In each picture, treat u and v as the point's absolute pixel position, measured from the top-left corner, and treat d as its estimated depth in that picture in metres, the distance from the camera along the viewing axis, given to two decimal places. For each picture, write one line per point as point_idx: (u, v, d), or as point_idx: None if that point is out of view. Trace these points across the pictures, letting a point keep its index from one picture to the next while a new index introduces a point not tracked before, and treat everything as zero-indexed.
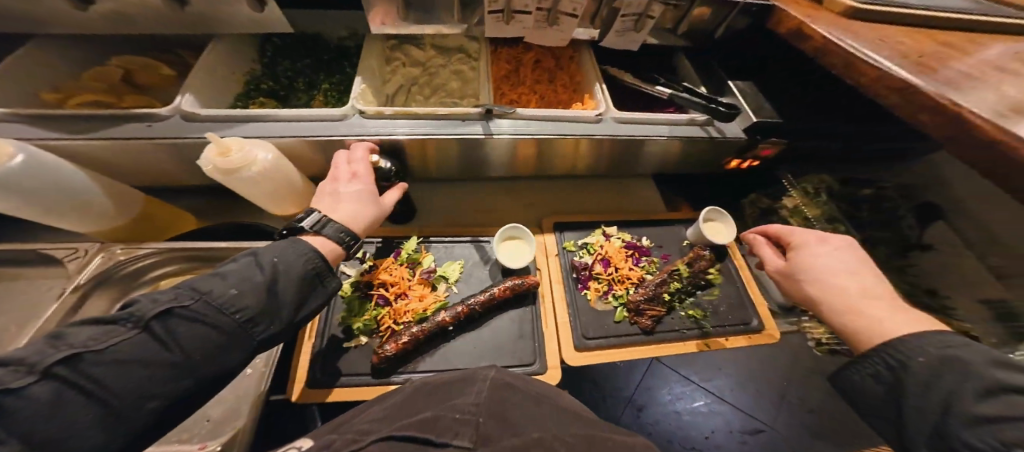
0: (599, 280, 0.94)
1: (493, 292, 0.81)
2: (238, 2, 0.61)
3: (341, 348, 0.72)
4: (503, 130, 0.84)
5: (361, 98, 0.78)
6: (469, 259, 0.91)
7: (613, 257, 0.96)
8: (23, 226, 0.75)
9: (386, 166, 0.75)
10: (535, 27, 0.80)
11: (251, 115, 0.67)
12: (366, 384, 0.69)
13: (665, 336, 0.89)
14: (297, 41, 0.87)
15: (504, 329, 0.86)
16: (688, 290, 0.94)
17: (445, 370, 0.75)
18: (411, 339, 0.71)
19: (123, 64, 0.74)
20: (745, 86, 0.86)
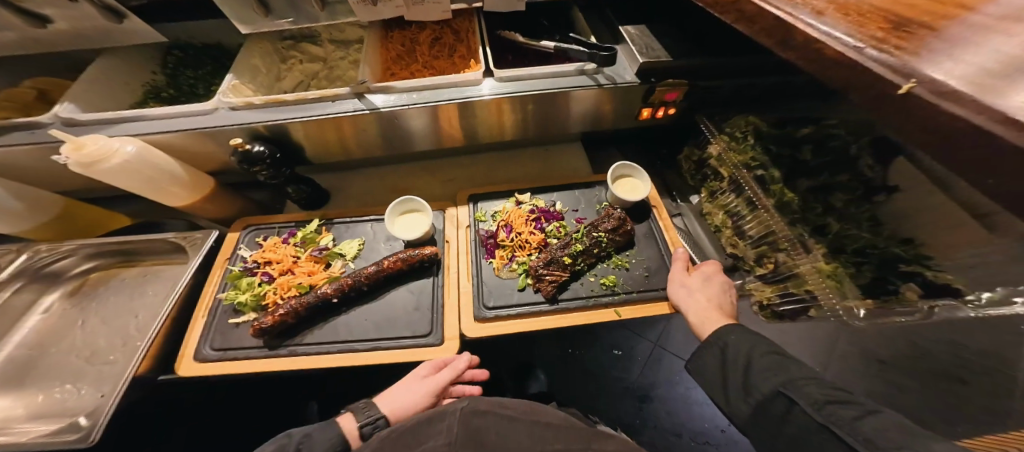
0: (505, 247, 0.90)
1: (382, 263, 0.80)
2: (94, 16, 0.65)
3: (233, 324, 0.78)
4: (380, 106, 0.82)
5: (233, 92, 0.78)
6: (369, 237, 0.90)
7: (515, 222, 0.92)
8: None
9: (259, 149, 0.74)
10: (408, 4, 0.82)
11: (119, 117, 0.71)
12: (251, 355, 0.74)
13: (572, 304, 0.82)
14: (200, 52, 0.90)
15: (397, 302, 0.83)
16: (597, 255, 0.86)
17: (330, 341, 0.76)
18: (289, 311, 0.73)
19: (37, 85, 0.84)
20: (634, 31, 0.89)
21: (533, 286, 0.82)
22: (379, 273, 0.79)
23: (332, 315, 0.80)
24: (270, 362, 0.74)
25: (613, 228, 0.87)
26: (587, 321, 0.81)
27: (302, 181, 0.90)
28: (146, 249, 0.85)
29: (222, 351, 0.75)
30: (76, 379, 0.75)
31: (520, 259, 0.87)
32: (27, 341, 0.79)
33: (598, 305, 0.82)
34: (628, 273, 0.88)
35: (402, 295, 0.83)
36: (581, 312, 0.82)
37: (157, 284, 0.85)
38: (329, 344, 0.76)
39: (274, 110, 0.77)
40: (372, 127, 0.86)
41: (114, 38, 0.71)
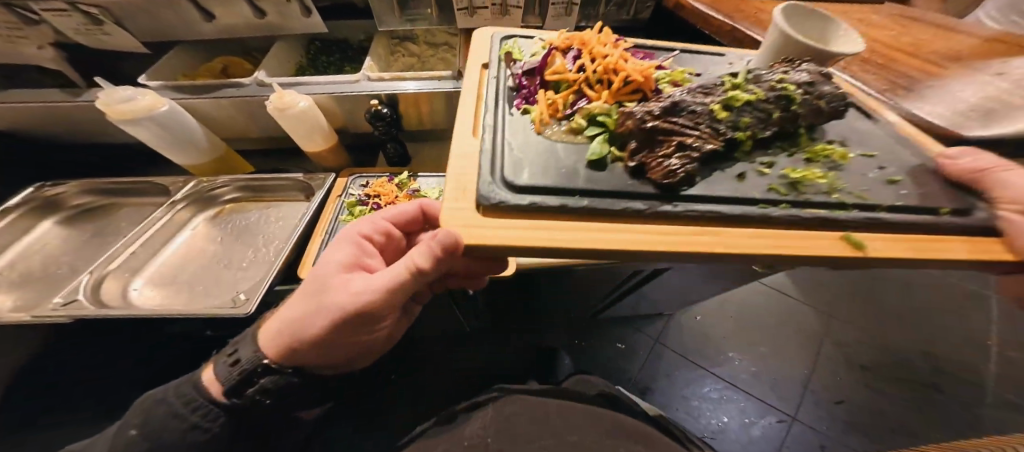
0: (562, 91, 0.81)
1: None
2: (295, 12, 0.92)
3: None
4: (470, 85, 1.09)
5: (370, 70, 1.05)
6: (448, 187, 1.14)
7: (587, 53, 0.84)
8: (159, 173, 1.14)
9: (386, 110, 1.00)
10: (493, 19, 1.14)
11: (297, 82, 0.97)
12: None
13: (730, 209, 0.57)
14: (332, 45, 1.18)
15: None
16: (770, 123, 0.68)
17: None
18: None
19: (224, 62, 1.09)
20: None
21: (629, 161, 0.64)
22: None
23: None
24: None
25: (806, 81, 0.70)
26: (804, 242, 0.54)
27: (399, 140, 1.16)
28: (279, 188, 1.10)
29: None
30: (219, 278, 0.96)
31: (594, 106, 0.74)
32: (184, 249, 1.01)
33: (795, 222, 0.56)
34: (847, 165, 0.67)
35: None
36: (720, 221, 0.57)
37: (281, 213, 1.08)
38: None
39: (398, 84, 1.05)
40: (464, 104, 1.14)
41: (298, 28, 0.98)
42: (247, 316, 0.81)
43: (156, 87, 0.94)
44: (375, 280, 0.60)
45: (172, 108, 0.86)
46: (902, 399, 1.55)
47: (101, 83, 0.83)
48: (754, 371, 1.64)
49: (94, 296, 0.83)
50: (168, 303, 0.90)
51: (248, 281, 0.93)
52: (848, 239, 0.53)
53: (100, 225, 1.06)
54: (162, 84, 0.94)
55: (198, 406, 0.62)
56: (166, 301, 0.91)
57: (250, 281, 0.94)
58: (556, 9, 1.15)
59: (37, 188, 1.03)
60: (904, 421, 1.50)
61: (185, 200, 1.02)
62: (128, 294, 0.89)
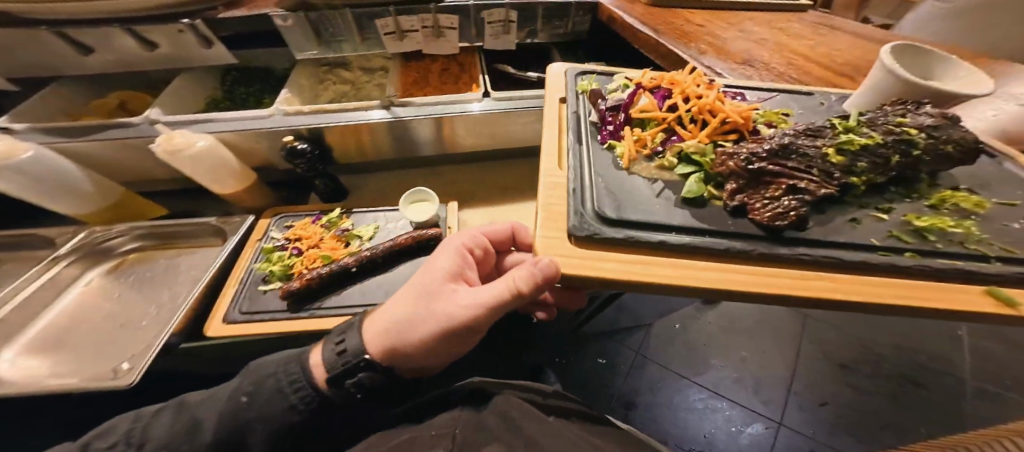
0: (648, 127, 0.73)
1: (399, 241, 0.96)
2: (191, 43, 0.83)
3: (260, 291, 0.90)
4: (401, 115, 1.02)
5: (286, 102, 0.97)
6: (384, 223, 1.06)
7: (678, 90, 0.75)
8: (50, 222, 1.01)
9: (304, 147, 0.91)
10: (427, 41, 1.06)
11: (197, 119, 0.88)
12: (277, 317, 0.86)
13: (846, 256, 0.51)
14: (251, 73, 1.09)
15: (408, 273, 0.98)
16: (897, 163, 0.60)
17: (349, 303, 0.89)
18: (315, 276, 0.87)
19: (121, 97, 1.01)
20: None
21: (729, 205, 0.58)
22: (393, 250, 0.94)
23: (352, 283, 0.93)
24: (292, 323, 0.85)
25: (933, 125, 0.59)
26: (942, 299, 0.46)
27: (329, 175, 1.07)
28: (188, 233, 0.99)
29: (247, 315, 0.86)
30: (105, 340, 0.83)
31: (689, 147, 0.65)
32: (67, 309, 0.88)
33: (925, 273, 0.49)
34: (983, 218, 0.57)
35: (411, 269, 0.98)
36: (833, 268, 0.51)
37: (192, 261, 0.97)
38: (349, 307, 0.88)
39: (317, 117, 0.96)
40: (397, 133, 1.06)
41: (197, 59, 0.89)
42: (128, 389, 0.70)
43: (24, 130, 0.83)
44: (479, 296, 0.60)
45: (38, 153, 0.76)
46: (883, 396, 1.44)
47: None
48: (737, 380, 1.52)
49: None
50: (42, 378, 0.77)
51: (140, 344, 0.81)
52: (993, 295, 0.46)
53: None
54: (33, 127, 0.84)
55: (300, 391, 0.58)
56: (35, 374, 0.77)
57: (141, 344, 0.81)
58: (494, 28, 1.10)
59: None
60: (889, 420, 1.38)
61: (69, 254, 0.90)
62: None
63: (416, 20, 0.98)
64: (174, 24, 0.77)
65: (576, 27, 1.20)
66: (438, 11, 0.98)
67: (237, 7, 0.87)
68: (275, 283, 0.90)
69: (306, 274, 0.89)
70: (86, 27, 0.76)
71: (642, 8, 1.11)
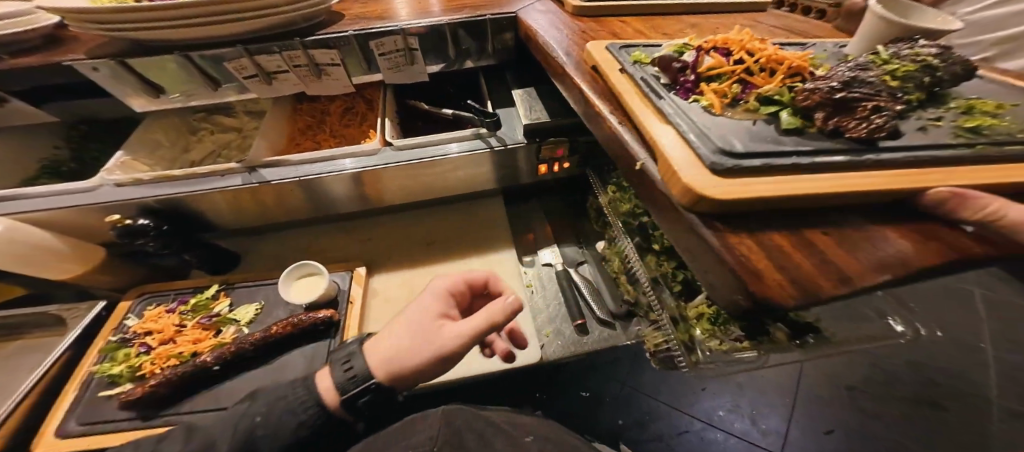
0: (715, 80, 0.53)
1: (275, 326, 0.83)
2: None
3: (106, 397, 0.75)
4: (268, 178, 0.85)
5: (122, 168, 0.81)
6: (270, 301, 0.92)
7: (733, 40, 0.58)
8: None
9: (142, 223, 0.77)
10: (306, 81, 0.91)
11: (12, 195, 0.74)
12: (121, 428, 0.72)
13: (940, 153, 0.39)
14: (110, 125, 0.94)
15: (290, 364, 0.84)
16: (924, 87, 0.49)
17: (212, 408, 0.76)
18: (162, 381, 0.74)
19: None
20: (525, 93, 0.94)
21: (824, 128, 0.43)
22: (268, 337, 0.81)
23: (219, 380, 0.80)
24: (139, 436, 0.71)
25: (940, 52, 0.50)
26: None
27: (199, 245, 0.91)
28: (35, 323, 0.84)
29: (85, 427, 0.71)
30: None
31: (765, 89, 0.49)
32: None
33: (1013, 158, 0.39)
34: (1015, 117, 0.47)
35: (295, 359, 0.85)
36: (935, 167, 0.38)
37: (31, 361, 0.81)
38: (208, 412, 0.75)
39: (161, 185, 0.80)
40: (263, 196, 0.87)
41: None
42: None
43: None
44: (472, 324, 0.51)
45: None
46: None
47: None
48: (743, 407, 1.05)
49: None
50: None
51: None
52: None
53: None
54: None
55: (313, 409, 0.51)
56: None
57: None
58: (390, 59, 0.92)
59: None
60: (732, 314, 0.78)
61: None
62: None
63: (281, 59, 0.83)
64: None
65: (501, 46, 0.98)
66: (306, 46, 0.82)
67: (31, 54, 0.72)
68: (121, 386, 0.76)
69: (153, 380, 0.75)
70: None
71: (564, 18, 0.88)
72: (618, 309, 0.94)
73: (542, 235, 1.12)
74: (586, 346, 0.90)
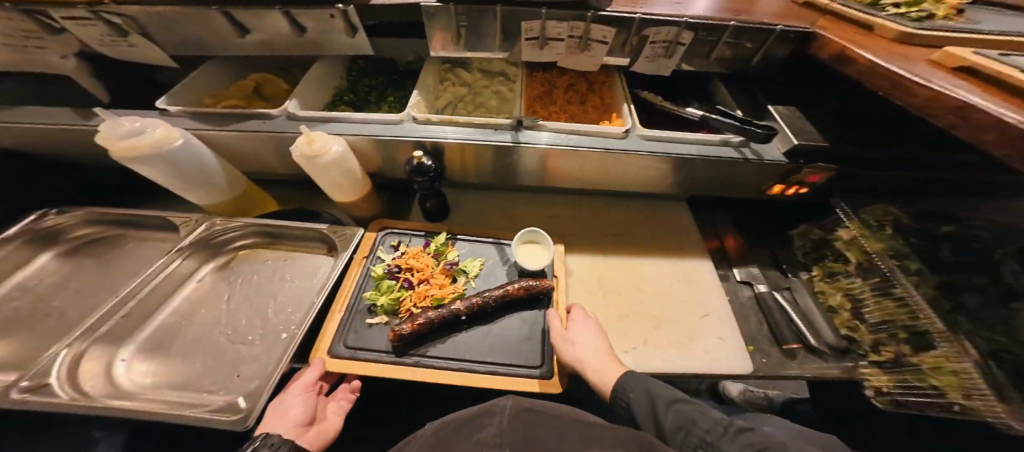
0: None
1: (512, 288, 0.82)
2: (339, 30, 0.76)
3: (365, 324, 0.79)
4: (531, 140, 0.90)
5: (417, 108, 0.89)
6: (490, 259, 0.95)
7: None
8: (177, 199, 1.01)
9: (428, 164, 0.82)
10: (568, 53, 0.94)
11: (334, 117, 0.81)
12: (381, 359, 0.74)
13: None
14: (377, 64, 1.02)
15: (512, 329, 0.82)
16: None
17: (451, 357, 0.76)
18: (426, 321, 0.75)
19: (256, 79, 0.96)
20: (786, 112, 0.93)
21: None
22: (508, 297, 0.81)
23: (455, 330, 0.80)
24: (393, 370, 0.72)
25: None
26: None
27: (439, 194, 0.98)
28: (297, 237, 0.90)
29: (352, 350, 0.75)
30: (220, 352, 0.73)
31: None
32: (180, 309, 0.79)
33: None
34: None
35: (516, 321, 0.84)
36: None
37: (297, 270, 0.87)
38: (449, 360, 0.75)
39: (448, 128, 0.88)
40: (467, 159, 0.94)
41: (330, 47, 0.82)
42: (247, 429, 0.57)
43: (182, 112, 0.80)
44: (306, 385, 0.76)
45: (189, 141, 0.71)
46: None
47: (100, 112, 0.67)
48: None
49: (70, 377, 0.63)
50: (153, 387, 0.68)
51: (260, 359, 0.72)
52: None
53: (103, 260, 0.90)
54: (186, 109, 0.80)
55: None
56: (159, 381, 0.69)
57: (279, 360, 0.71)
58: (653, 49, 0.91)
59: (38, 218, 0.85)
60: None
61: (192, 249, 0.82)
62: (110, 369, 0.69)
63: (566, 28, 0.85)
64: (329, 8, 0.71)
65: (766, 55, 0.92)
66: (594, 20, 0.83)
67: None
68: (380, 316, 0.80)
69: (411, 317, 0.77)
70: (245, 5, 0.69)
71: (874, 43, 0.74)
72: (836, 341, 0.87)
73: (728, 246, 1.09)
74: (796, 368, 0.84)
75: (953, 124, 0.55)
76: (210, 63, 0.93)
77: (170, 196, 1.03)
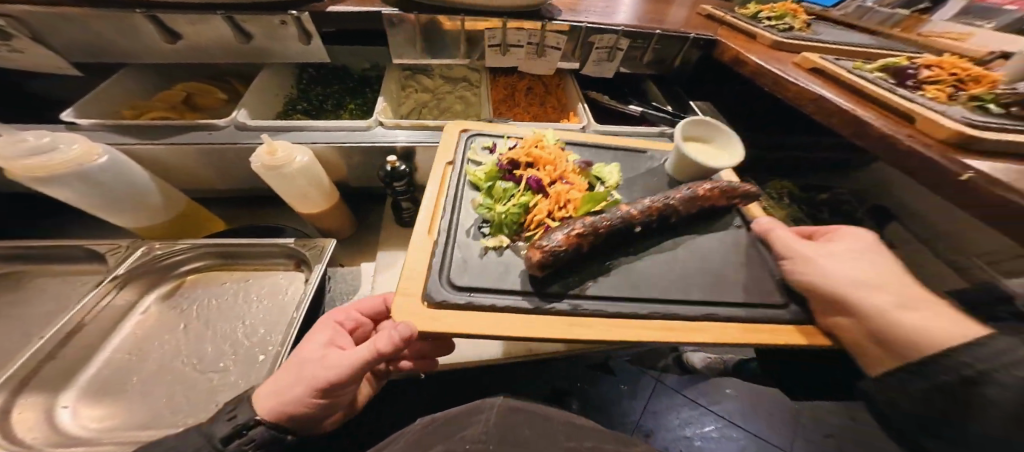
0: (934, 84, 0.67)
1: (703, 191, 0.70)
2: (290, 38, 0.72)
3: (482, 252, 0.63)
4: None
5: (383, 114, 0.89)
6: (620, 169, 0.84)
7: (944, 60, 0.70)
8: (96, 228, 0.90)
9: (403, 169, 0.82)
10: (528, 58, 1.00)
11: (293, 125, 0.78)
12: (514, 303, 0.55)
13: None
14: (329, 72, 0.99)
15: (704, 251, 0.68)
16: None
17: (632, 289, 0.59)
18: (584, 232, 0.58)
19: (185, 89, 0.90)
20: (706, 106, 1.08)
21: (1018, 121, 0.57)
22: (697, 201, 0.69)
23: (621, 253, 0.65)
24: (545, 322, 0.53)
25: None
26: None
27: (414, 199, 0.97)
28: (260, 255, 0.84)
29: (466, 294, 0.56)
30: (183, 384, 0.67)
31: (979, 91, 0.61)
32: (126, 344, 0.71)
33: None
34: None
35: (700, 242, 0.69)
36: None
37: (265, 289, 0.83)
38: (633, 303, 0.57)
39: (418, 134, 0.88)
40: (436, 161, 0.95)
41: (276, 56, 0.77)
42: None
43: (97, 126, 0.72)
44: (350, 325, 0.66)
45: (113, 157, 0.65)
46: None
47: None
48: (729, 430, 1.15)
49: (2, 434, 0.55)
50: (110, 429, 0.61)
51: (235, 385, 0.67)
52: None
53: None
54: (104, 123, 0.72)
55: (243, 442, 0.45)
56: (111, 424, 0.62)
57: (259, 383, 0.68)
58: (597, 54, 1.00)
59: None
60: None
61: (132, 277, 0.74)
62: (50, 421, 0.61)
63: (525, 35, 0.91)
64: (279, 14, 0.67)
65: (685, 60, 1.05)
66: (548, 28, 0.90)
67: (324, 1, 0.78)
68: (500, 237, 0.65)
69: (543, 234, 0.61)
70: (180, 11, 0.65)
71: (762, 49, 0.89)
72: None
73: None
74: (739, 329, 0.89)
75: (815, 111, 0.70)
76: (126, 69, 0.84)
77: (86, 223, 0.91)
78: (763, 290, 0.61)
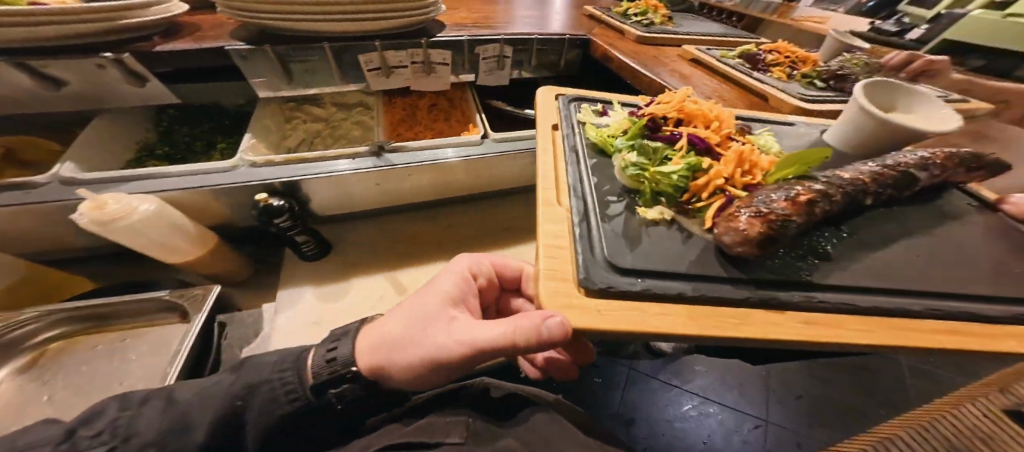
0: (776, 66, 1.03)
1: (934, 155, 0.65)
2: (121, 82, 0.72)
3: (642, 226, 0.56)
4: (392, 163, 0.92)
5: (251, 150, 0.86)
6: (782, 134, 0.78)
7: (782, 46, 1.07)
8: None
9: (279, 204, 0.79)
10: (416, 77, 0.99)
11: (133, 175, 0.74)
12: (674, 285, 0.47)
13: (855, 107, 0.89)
14: (194, 110, 0.97)
15: (940, 243, 0.58)
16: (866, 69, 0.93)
17: (867, 277, 0.50)
18: (793, 208, 0.49)
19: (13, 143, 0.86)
20: None
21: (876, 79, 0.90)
22: (932, 164, 0.64)
23: (829, 232, 0.58)
24: (741, 313, 0.45)
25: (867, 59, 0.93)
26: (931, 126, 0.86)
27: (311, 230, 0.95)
28: (133, 311, 0.79)
29: (635, 278, 0.47)
30: None
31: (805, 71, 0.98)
32: None
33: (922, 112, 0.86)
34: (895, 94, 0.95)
35: (920, 225, 0.61)
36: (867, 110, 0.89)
37: (144, 346, 0.78)
38: (871, 298, 0.48)
39: (290, 167, 0.84)
40: (319, 194, 0.91)
41: (117, 98, 0.77)
42: None
43: None
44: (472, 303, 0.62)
45: None
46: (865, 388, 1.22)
47: None
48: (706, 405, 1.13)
49: None
50: None
51: None
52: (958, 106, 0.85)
53: None
54: None
55: (297, 399, 0.51)
56: None
57: None
58: (486, 64, 1.04)
59: None
60: None
61: None
62: None
63: (405, 55, 0.91)
64: (92, 58, 0.64)
65: (569, 60, 1.17)
66: (429, 46, 0.91)
67: (169, 38, 0.77)
68: (660, 210, 0.58)
69: (732, 206, 0.52)
70: None
71: (624, 44, 1.13)
72: None
73: None
74: None
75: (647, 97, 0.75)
76: None
77: None
78: (847, 249, 0.53)
